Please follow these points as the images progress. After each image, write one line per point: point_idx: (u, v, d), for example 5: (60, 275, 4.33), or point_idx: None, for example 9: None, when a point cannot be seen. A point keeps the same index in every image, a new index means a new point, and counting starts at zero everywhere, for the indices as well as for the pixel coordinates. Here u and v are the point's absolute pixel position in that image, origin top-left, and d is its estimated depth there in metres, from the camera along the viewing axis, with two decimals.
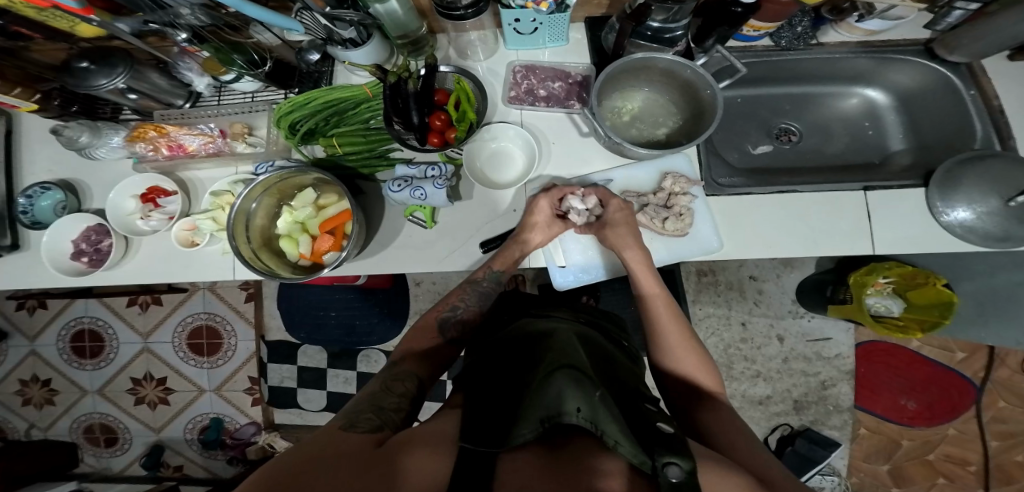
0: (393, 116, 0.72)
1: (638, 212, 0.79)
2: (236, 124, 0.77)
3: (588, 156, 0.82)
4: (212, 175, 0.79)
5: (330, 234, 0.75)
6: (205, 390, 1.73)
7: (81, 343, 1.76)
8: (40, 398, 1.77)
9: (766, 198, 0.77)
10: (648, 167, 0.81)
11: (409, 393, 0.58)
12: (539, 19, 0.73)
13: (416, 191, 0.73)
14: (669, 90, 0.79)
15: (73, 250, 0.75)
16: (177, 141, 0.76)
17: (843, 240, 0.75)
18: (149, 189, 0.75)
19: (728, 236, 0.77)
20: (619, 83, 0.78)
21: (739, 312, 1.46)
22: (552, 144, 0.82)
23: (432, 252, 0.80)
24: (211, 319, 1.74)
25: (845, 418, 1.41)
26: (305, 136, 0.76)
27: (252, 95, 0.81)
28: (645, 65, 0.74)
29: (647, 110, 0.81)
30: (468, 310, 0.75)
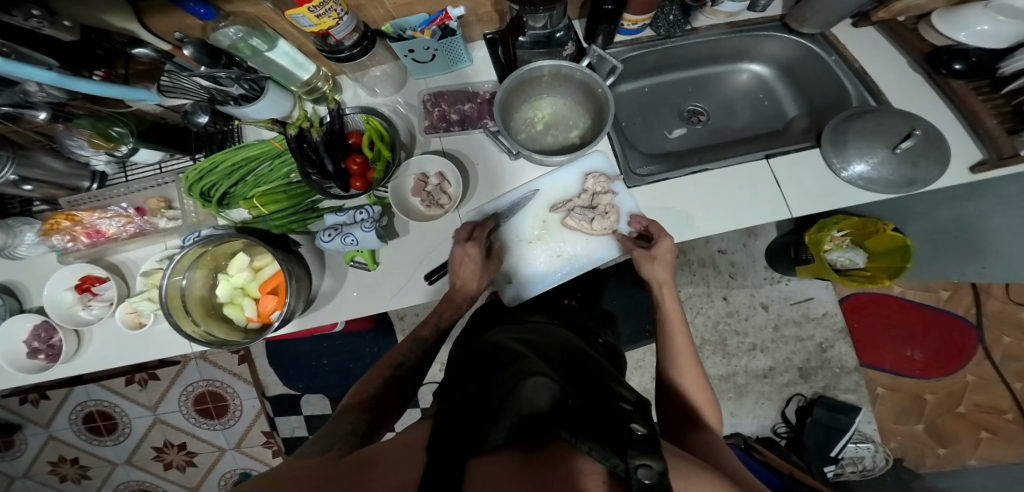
0: (308, 168, 0.75)
1: (567, 218, 0.80)
2: (151, 199, 0.81)
3: (515, 171, 0.84)
4: (144, 254, 0.83)
5: (273, 294, 0.78)
6: (226, 449, 1.76)
7: (94, 423, 1.75)
8: (74, 473, 1.78)
9: (683, 181, 0.79)
10: (570, 171, 0.82)
11: (359, 429, 0.56)
12: (433, 46, 0.74)
13: (347, 238, 0.76)
14: (573, 93, 0.80)
15: (28, 349, 0.77)
16: (94, 226, 0.79)
17: (761, 210, 0.77)
18: (82, 279, 0.76)
19: (659, 221, 0.78)
20: (524, 96, 0.80)
21: (718, 287, 1.45)
22: (476, 164, 0.84)
23: (378, 291, 0.82)
24: (211, 384, 1.73)
25: (856, 379, 1.39)
26: (224, 199, 0.79)
27: (159, 165, 0.83)
28: (536, 77, 0.77)
29: (558, 115, 0.83)
30: (411, 357, 0.70)
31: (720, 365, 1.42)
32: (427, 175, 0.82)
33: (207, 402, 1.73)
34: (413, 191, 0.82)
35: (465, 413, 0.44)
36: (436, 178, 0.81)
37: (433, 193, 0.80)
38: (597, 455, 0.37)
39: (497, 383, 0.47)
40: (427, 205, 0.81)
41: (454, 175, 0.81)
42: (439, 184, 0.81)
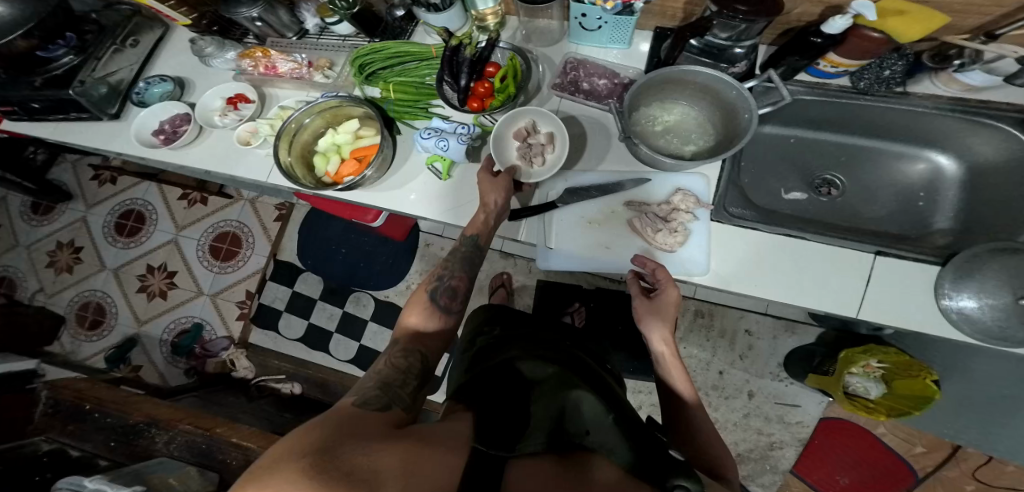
0: (444, 74, 0.82)
1: (635, 219, 0.85)
2: (321, 58, 0.88)
3: (608, 157, 0.89)
4: (288, 95, 0.91)
5: (357, 162, 0.83)
6: (203, 293, 1.98)
7: (124, 222, 2.07)
8: (65, 262, 2.06)
9: (768, 236, 0.83)
10: (663, 181, 0.87)
11: (411, 366, 0.66)
12: (605, 18, 0.78)
13: (439, 141, 0.83)
14: (707, 110, 0.85)
15: (157, 129, 0.87)
16: (273, 63, 0.87)
17: (830, 292, 0.80)
18: (235, 95, 0.88)
19: (722, 266, 0.82)
20: (660, 93, 0.85)
21: (720, 361, 1.53)
22: (580, 136, 0.89)
23: (440, 200, 0.87)
24: (239, 229, 2.02)
25: (775, 479, 1.48)
26: (369, 77, 0.88)
27: (344, 39, 0.92)
28: (684, 80, 0.81)
29: (681, 124, 0.87)
30: (452, 277, 0.79)
31: None
32: (536, 129, 0.86)
33: (226, 242, 2.01)
34: (512, 136, 0.86)
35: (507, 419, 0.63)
36: (539, 135, 0.85)
37: (530, 147, 0.84)
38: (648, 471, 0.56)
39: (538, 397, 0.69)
40: (520, 154, 0.84)
41: (560, 141, 0.84)
42: (539, 142, 0.84)
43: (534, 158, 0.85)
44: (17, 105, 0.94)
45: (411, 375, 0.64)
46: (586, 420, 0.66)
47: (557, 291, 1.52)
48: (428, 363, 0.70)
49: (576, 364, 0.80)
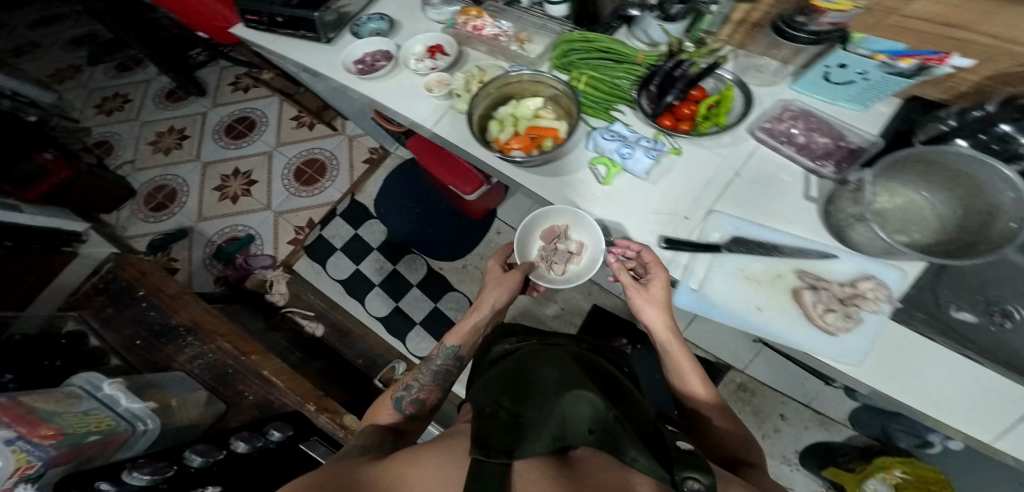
0: (649, 84, 0.82)
1: (805, 290, 0.76)
2: (522, 32, 0.94)
3: (797, 216, 0.80)
4: (479, 58, 0.98)
5: (528, 138, 0.83)
6: (270, 208, 2.02)
7: (235, 124, 2.17)
8: (167, 144, 2.19)
9: (948, 348, 0.69)
10: (852, 261, 0.76)
11: (373, 445, 0.68)
12: (869, 73, 0.69)
13: (624, 148, 0.81)
14: (949, 203, 0.68)
15: (358, 58, 0.99)
16: (481, 25, 0.96)
17: (988, 420, 0.66)
18: (435, 46, 0.98)
19: (881, 362, 0.71)
20: (889, 173, 0.71)
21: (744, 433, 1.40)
22: (766, 186, 0.82)
23: (596, 204, 0.83)
24: (328, 160, 2.06)
25: None
26: (570, 64, 0.88)
27: (552, 18, 0.93)
28: (935, 163, 0.66)
29: (902, 212, 0.72)
30: (422, 388, 0.83)
31: None
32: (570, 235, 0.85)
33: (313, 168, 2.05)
34: (543, 238, 0.87)
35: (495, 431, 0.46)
36: (569, 240, 0.84)
37: (556, 251, 0.84)
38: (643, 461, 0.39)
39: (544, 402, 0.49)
40: (542, 255, 0.86)
41: (587, 257, 0.83)
42: (566, 248, 0.84)
43: (558, 266, 0.85)
44: (263, 16, 1.05)
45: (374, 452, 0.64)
46: (587, 423, 0.44)
47: (607, 319, 1.53)
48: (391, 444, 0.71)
49: (596, 372, 0.64)
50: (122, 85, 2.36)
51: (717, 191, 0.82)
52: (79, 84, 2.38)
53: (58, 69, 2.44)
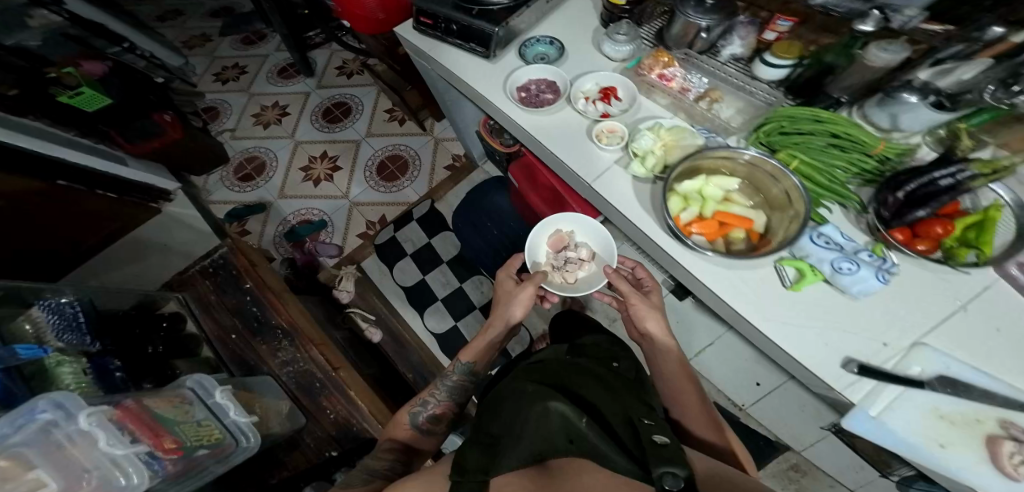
0: (895, 189, 0.67)
1: (1006, 440, 0.59)
2: (714, 90, 0.86)
3: (1011, 361, 0.64)
4: (653, 110, 0.92)
5: (716, 224, 0.74)
6: (347, 198, 1.87)
7: (332, 108, 2.09)
8: (268, 119, 2.16)
9: None
10: None
11: (391, 460, 0.85)
12: None
13: (843, 261, 0.67)
14: None
15: (523, 85, 0.99)
16: (668, 74, 0.89)
17: None
18: (611, 88, 0.94)
19: None
20: None
21: None
22: (984, 319, 0.67)
23: (780, 312, 0.72)
24: (414, 159, 1.90)
25: None
26: (782, 142, 0.76)
27: (753, 78, 0.86)
28: None
29: None
30: (437, 404, 0.97)
31: None
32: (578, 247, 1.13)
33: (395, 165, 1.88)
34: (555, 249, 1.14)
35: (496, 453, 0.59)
36: (578, 249, 1.12)
37: (567, 259, 1.11)
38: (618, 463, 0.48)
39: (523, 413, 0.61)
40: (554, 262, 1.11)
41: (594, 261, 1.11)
42: (577, 255, 1.11)
43: (573, 270, 1.10)
44: (439, 22, 1.10)
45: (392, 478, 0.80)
46: (564, 432, 0.56)
47: None
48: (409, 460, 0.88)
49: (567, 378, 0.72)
50: (242, 58, 2.45)
51: (930, 319, 0.69)
52: (206, 51, 2.51)
53: (192, 35, 2.60)
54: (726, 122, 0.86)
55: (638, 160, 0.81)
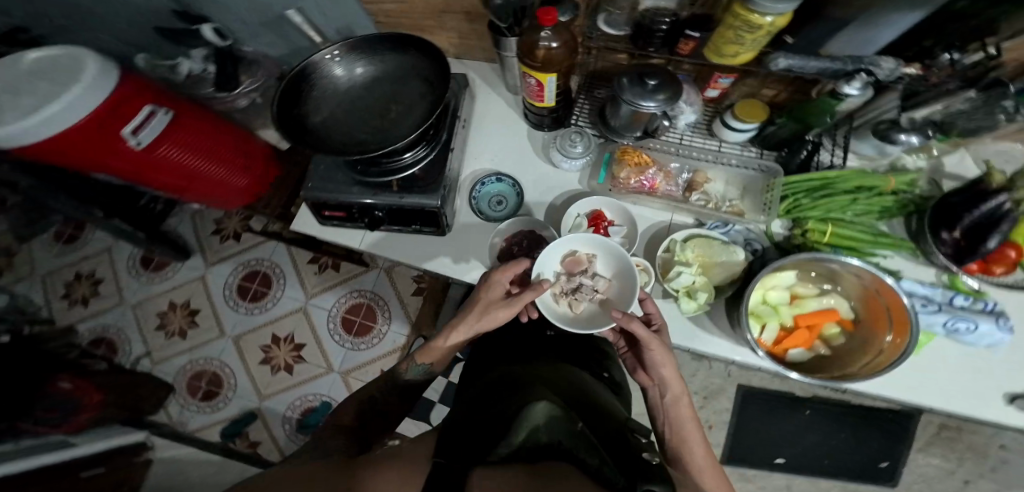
0: (943, 227, 0.75)
1: None
2: (699, 177, 0.89)
3: None
4: (652, 215, 0.88)
5: (804, 328, 0.78)
6: (332, 370, 1.63)
7: (249, 284, 1.76)
8: (178, 325, 1.77)
9: None
10: None
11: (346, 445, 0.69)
12: None
13: (960, 322, 0.73)
14: None
15: (505, 250, 0.86)
16: (647, 178, 0.89)
17: None
18: (596, 212, 0.87)
19: None
20: None
21: (966, 470, 1.30)
22: None
23: (941, 387, 0.75)
24: (374, 300, 1.68)
25: None
26: (799, 212, 0.82)
27: (719, 145, 0.93)
28: None
29: None
30: (387, 402, 0.78)
31: None
32: (593, 268, 0.81)
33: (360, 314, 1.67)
34: (565, 271, 0.81)
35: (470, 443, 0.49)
36: (596, 276, 0.80)
37: (580, 285, 0.79)
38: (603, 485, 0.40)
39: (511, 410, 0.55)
40: (566, 280, 0.80)
41: (610, 299, 0.79)
42: (591, 286, 0.79)
43: (583, 303, 0.79)
44: (353, 214, 0.87)
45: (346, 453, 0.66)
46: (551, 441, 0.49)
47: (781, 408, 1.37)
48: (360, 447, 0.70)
49: (574, 393, 0.64)
50: (83, 262, 1.90)
51: None
52: (18, 273, 1.89)
53: None
54: (726, 201, 0.89)
55: (686, 296, 0.78)
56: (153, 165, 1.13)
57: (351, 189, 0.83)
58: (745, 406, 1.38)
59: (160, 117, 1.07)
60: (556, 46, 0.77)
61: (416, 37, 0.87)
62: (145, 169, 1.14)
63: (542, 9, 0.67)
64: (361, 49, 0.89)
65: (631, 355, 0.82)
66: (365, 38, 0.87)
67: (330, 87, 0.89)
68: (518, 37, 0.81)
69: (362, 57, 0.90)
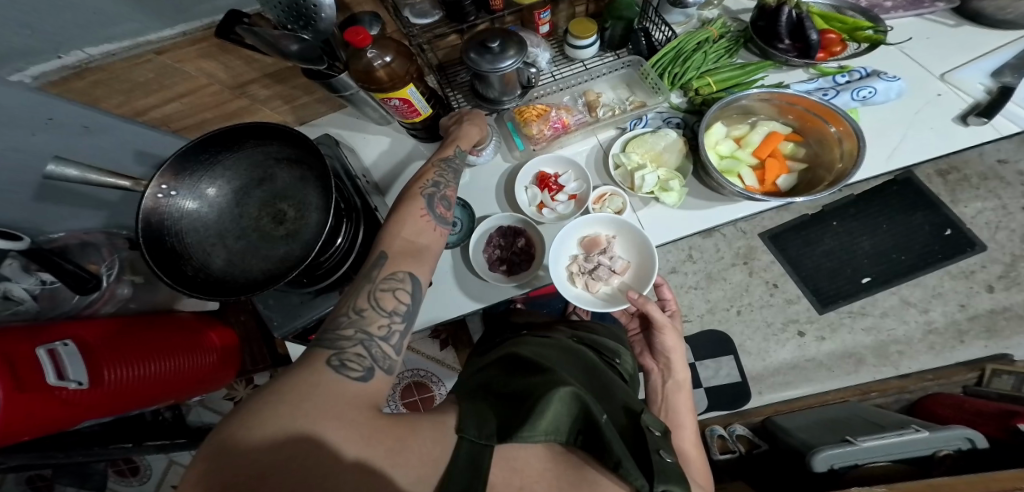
0: (777, 41, 0.87)
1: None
2: (591, 93, 0.89)
3: (961, 49, 0.92)
4: (577, 149, 0.89)
5: (771, 158, 0.82)
6: None
7: None
8: None
9: None
10: (997, 46, 0.92)
11: (399, 308, 0.51)
12: None
13: (863, 90, 0.85)
14: None
15: (490, 260, 0.82)
16: (556, 120, 0.86)
17: None
18: (540, 177, 0.86)
19: None
20: None
21: (948, 197, 1.49)
22: (913, 40, 0.94)
23: (917, 143, 0.83)
24: (415, 376, 1.46)
25: None
26: (678, 83, 0.87)
27: (584, 63, 0.92)
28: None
29: None
30: (450, 187, 0.69)
31: (955, 267, 1.44)
32: (610, 248, 0.81)
33: (412, 396, 1.44)
34: (583, 251, 0.81)
35: (502, 416, 0.46)
36: (614, 257, 0.79)
37: (601, 264, 0.78)
38: (626, 477, 0.39)
39: (529, 379, 0.53)
40: (581, 266, 0.79)
41: (629, 272, 0.80)
42: (609, 266, 0.79)
43: (600, 283, 0.78)
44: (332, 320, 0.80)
45: (403, 320, 0.51)
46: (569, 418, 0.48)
47: (792, 234, 1.52)
48: (424, 285, 0.57)
49: (587, 374, 0.65)
50: (172, 474, 1.43)
51: (925, 69, 0.91)
52: None
53: None
54: (625, 102, 0.89)
55: (665, 187, 0.80)
56: (111, 400, 0.87)
57: (314, 301, 0.75)
58: (780, 246, 1.52)
59: (67, 351, 0.80)
60: (392, 59, 0.67)
61: (257, 124, 0.67)
62: (87, 417, 0.84)
63: (348, 30, 0.58)
64: (192, 170, 0.65)
65: (641, 337, 0.99)
66: (184, 150, 0.63)
67: (186, 234, 0.64)
68: (345, 70, 0.70)
69: (200, 176, 0.66)
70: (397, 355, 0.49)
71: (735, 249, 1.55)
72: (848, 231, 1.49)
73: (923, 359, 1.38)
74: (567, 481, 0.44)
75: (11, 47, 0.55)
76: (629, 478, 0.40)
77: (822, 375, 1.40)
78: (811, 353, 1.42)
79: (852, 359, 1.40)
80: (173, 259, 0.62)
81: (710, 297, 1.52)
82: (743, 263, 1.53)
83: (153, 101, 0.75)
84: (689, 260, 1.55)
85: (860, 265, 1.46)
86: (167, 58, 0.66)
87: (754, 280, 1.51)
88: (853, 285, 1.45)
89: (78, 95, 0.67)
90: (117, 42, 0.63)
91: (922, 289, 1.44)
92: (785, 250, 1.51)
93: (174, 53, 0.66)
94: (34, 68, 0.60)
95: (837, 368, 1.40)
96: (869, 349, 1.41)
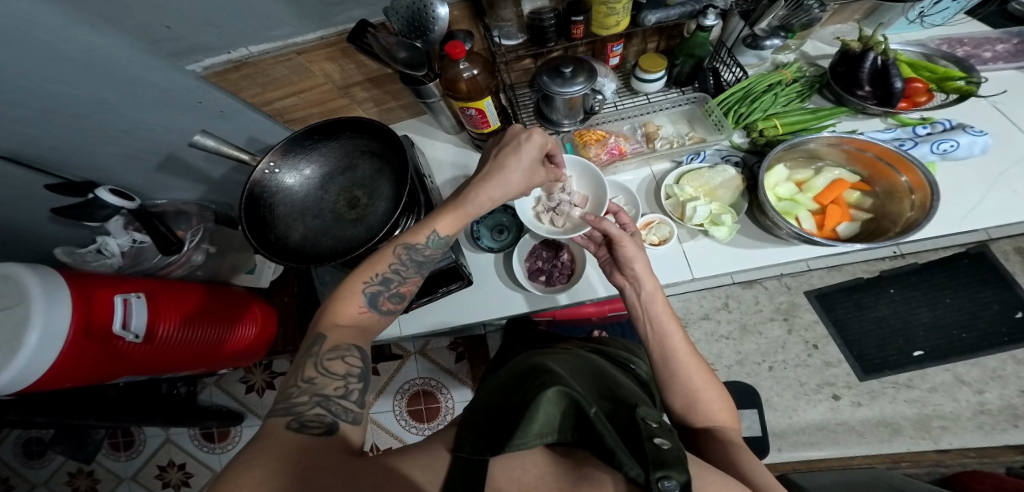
0: (856, 86, 0.88)
1: None
2: (650, 125, 0.93)
3: None
4: (631, 176, 0.93)
5: (833, 205, 0.82)
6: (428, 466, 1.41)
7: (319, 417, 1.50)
8: None
9: None
10: None
11: (353, 369, 0.54)
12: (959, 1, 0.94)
13: (944, 143, 0.83)
14: None
15: (532, 269, 0.85)
16: (611, 146, 0.91)
17: None
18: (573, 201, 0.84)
19: None
20: None
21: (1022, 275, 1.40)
22: (1007, 94, 0.93)
23: (1001, 203, 0.81)
24: (426, 384, 1.48)
25: None
26: (743, 121, 0.89)
27: (647, 97, 0.97)
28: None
29: None
30: (404, 282, 0.64)
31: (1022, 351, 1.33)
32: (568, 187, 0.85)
33: (420, 404, 1.46)
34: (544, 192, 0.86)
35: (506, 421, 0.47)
36: (572, 192, 0.84)
37: (562, 199, 0.82)
38: (620, 465, 0.39)
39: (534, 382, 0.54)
40: (544, 203, 0.84)
41: (592, 204, 0.84)
42: (569, 201, 0.83)
43: (563, 217, 0.82)
44: None
45: (358, 379, 0.54)
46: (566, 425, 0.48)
47: (838, 295, 1.46)
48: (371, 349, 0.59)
49: (595, 379, 0.65)
50: (157, 455, 1.50)
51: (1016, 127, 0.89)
52: None
53: None
54: (682, 137, 0.92)
55: (717, 221, 0.81)
56: (147, 358, 0.93)
57: None
58: (826, 306, 1.46)
59: (138, 302, 0.89)
60: (478, 72, 0.74)
61: (356, 120, 0.75)
62: (135, 364, 0.92)
63: (448, 43, 0.66)
64: (295, 152, 0.74)
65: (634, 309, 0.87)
66: (292, 138, 0.72)
67: (279, 205, 0.72)
68: (437, 80, 0.76)
69: (301, 158, 0.75)
70: (360, 409, 0.51)
71: (777, 304, 1.49)
72: (905, 299, 1.42)
73: (968, 436, 1.27)
74: (569, 481, 0.43)
75: (194, 36, 0.68)
76: (625, 468, 0.39)
77: (851, 439, 1.31)
78: (844, 418, 1.34)
79: (887, 428, 1.31)
80: (263, 228, 0.70)
81: (741, 349, 1.46)
82: (783, 319, 1.47)
83: (277, 96, 0.85)
84: (725, 308, 1.51)
85: (913, 336, 1.39)
86: (303, 58, 0.76)
87: (792, 339, 1.44)
88: (903, 357, 1.37)
89: (228, 86, 0.79)
90: (272, 43, 0.73)
91: (979, 369, 1.34)
92: (831, 310, 1.45)
93: (309, 54, 0.76)
94: (206, 60, 0.73)
95: (870, 435, 1.31)
96: (908, 421, 1.31)
